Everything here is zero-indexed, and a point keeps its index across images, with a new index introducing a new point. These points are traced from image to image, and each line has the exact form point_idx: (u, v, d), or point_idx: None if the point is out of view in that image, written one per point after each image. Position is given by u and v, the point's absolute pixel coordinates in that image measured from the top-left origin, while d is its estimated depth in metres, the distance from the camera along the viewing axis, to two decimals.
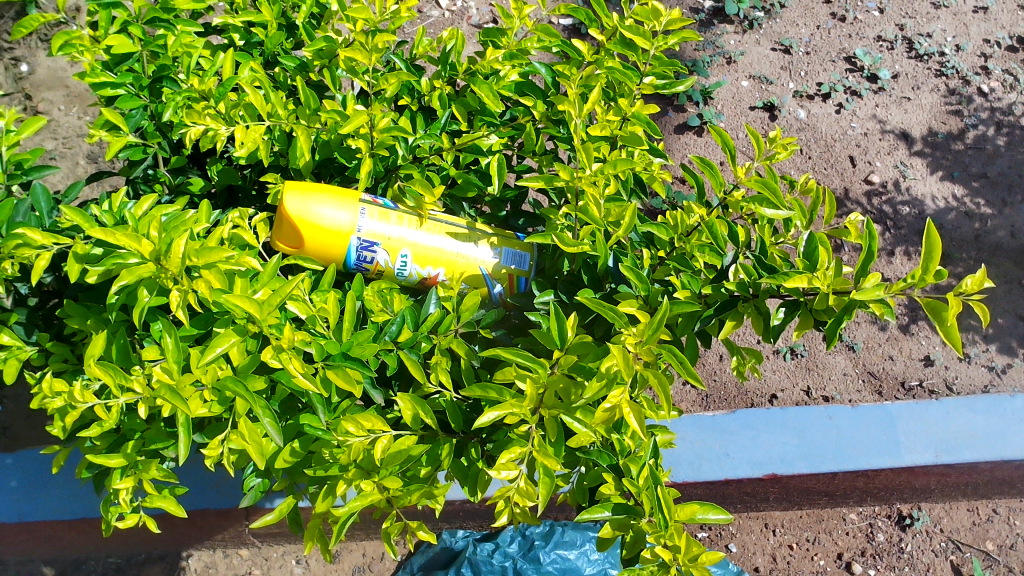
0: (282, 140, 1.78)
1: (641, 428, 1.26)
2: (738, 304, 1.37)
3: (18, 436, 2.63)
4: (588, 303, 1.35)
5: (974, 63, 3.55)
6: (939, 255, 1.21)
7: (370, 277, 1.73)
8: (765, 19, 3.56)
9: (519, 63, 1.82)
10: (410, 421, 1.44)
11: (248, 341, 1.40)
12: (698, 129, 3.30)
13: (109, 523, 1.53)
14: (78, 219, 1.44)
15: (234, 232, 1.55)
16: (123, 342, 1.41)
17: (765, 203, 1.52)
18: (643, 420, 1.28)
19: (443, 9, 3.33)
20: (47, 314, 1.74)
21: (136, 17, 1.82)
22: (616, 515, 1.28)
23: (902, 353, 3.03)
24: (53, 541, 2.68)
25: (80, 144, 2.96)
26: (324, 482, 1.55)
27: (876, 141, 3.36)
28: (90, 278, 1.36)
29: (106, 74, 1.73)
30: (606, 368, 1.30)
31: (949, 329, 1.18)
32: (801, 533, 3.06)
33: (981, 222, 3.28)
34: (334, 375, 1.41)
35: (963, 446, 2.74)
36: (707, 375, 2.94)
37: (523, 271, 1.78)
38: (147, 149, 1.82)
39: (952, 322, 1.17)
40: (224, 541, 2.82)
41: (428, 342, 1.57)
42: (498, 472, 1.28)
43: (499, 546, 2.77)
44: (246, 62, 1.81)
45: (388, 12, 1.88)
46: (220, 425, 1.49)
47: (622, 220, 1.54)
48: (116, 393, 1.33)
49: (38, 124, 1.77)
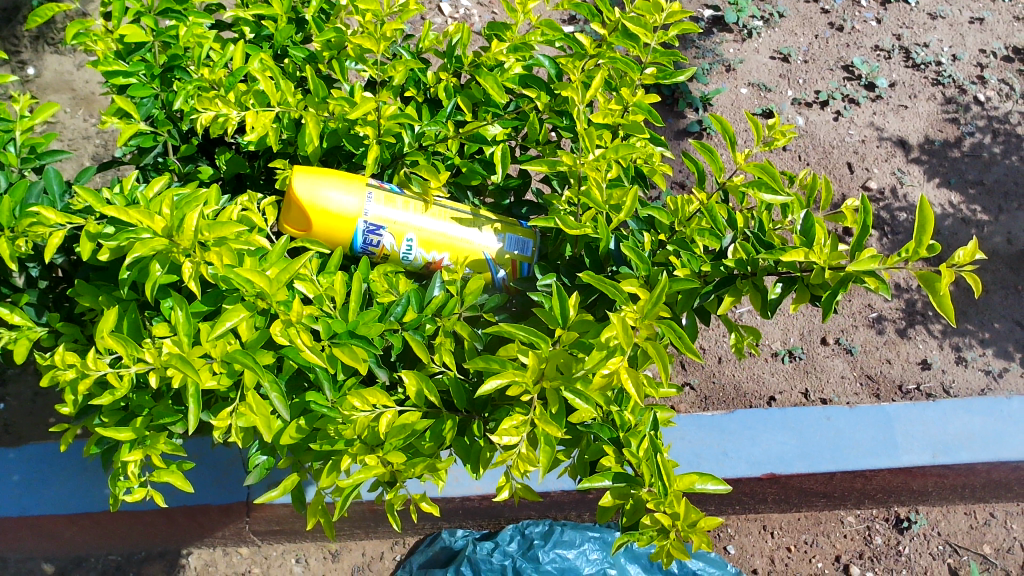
0: (291, 129, 1.81)
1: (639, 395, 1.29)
2: (737, 281, 1.42)
3: (20, 432, 2.65)
4: (590, 280, 1.39)
5: (970, 72, 3.60)
6: (931, 230, 1.24)
7: (376, 261, 1.76)
8: (764, 28, 3.61)
9: (522, 56, 1.87)
10: (414, 397, 1.47)
11: (257, 318, 1.45)
12: (698, 134, 3.34)
13: (117, 498, 1.55)
14: (91, 198, 1.48)
15: (243, 214, 1.59)
16: (135, 316, 1.44)
17: (763, 187, 1.56)
18: (640, 390, 1.31)
19: (446, 16, 3.37)
20: (58, 296, 1.77)
21: (149, 9, 1.86)
22: (616, 483, 1.31)
23: (900, 357, 3.06)
24: (53, 537, 2.68)
25: (85, 145, 2.98)
26: (329, 458, 1.57)
27: (873, 148, 3.40)
28: (102, 255, 1.41)
29: (119, 63, 1.77)
30: (606, 341, 1.33)
31: (941, 298, 1.21)
32: (799, 536, 3.07)
33: (978, 228, 3.31)
34: (340, 352, 1.44)
35: (960, 446, 2.76)
36: (706, 377, 2.96)
37: (526, 257, 1.82)
38: (156, 137, 1.86)
39: (945, 292, 1.20)
40: (224, 538, 2.83)
41: (433, 323, 1.60)
42: (501, 438, 1.32)
43: (499, 545, 2.79)
44: (256, 54, 1.85)
45: (396, 6, 1.92)
46: (228, 402, 1.52)
47: (623, 204, 1.58)
48: (128, 362, 1.37)
49: (50, 110, 1.81)
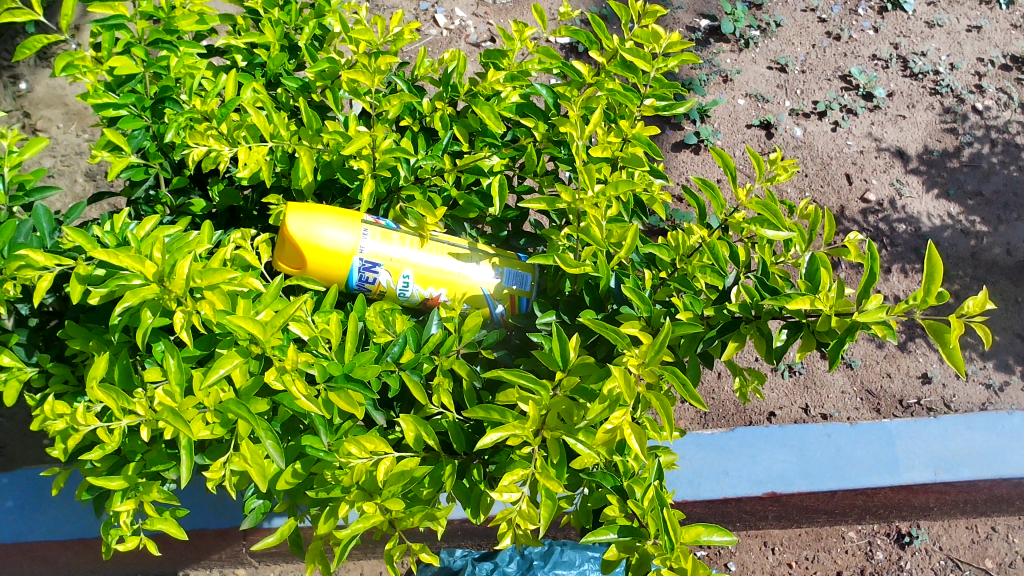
0: (285, 161, 1.78)
1: (643, 450, 1.29)
2: (741, 325, 1.43)
3: (13, 454, 2.57)
4: (591, 324, 1.36)
5: (968, 81, 3.58)
6: (939, 280, 1.27)
7: (372, 297, 1.74)
8: (761, 38, 3.58)
9: (520, 84, 1.83)
10: (413, 442, 1.44)
11: (251, 362, 1.41)
12: (696, 147, 3.31)
13: (110, 545, 1.53)
14: (81, 239, 1.43)
15: (237, 253, 1.56)
16: (126, 363, 1.41)
17: (765, 223, 1.53)
18: (645, 442, 1.32)
19: (440, 28, 3.34)
20: (48, 334, 1.74)
21: (139, 38, 1.80)
22: (620, 537, 1.33)
23: (900, 371, 3.02)
24: (46, 562, 2.64)
25: (78, 162, 2.92)
26: (326, 503, 1.54)
27: (872, 159, 3.38)
28: (93, 300, 1.36)
29: (109, 95, 1.73)
30: (608, 391, 1.33)
31: (953, 350, 1.25)
32: (800, 551, 3.04)
33: (977, 239, 3.29)
34: (337, 398, 1.40)
35: (961, 463, 2.74)
36: (706, 394, 2.92)
37: (524, 291, 1.80)
38: (149, 169, 1.81)
39: (956, 345, 1.24)
40: (221, 561, 2.78)
41: (431, 362, 1.56)
42: (502, 495, 1.31)
43: (498, 566, 2.62)
44: (248, 83, 1.81)
45: (391, 34, 1.90)
46: (222, 447, 1.49)
47: (624, 241, 1.56)
48: (118, 415, 1.34)
49: (41, 145, 1.77)
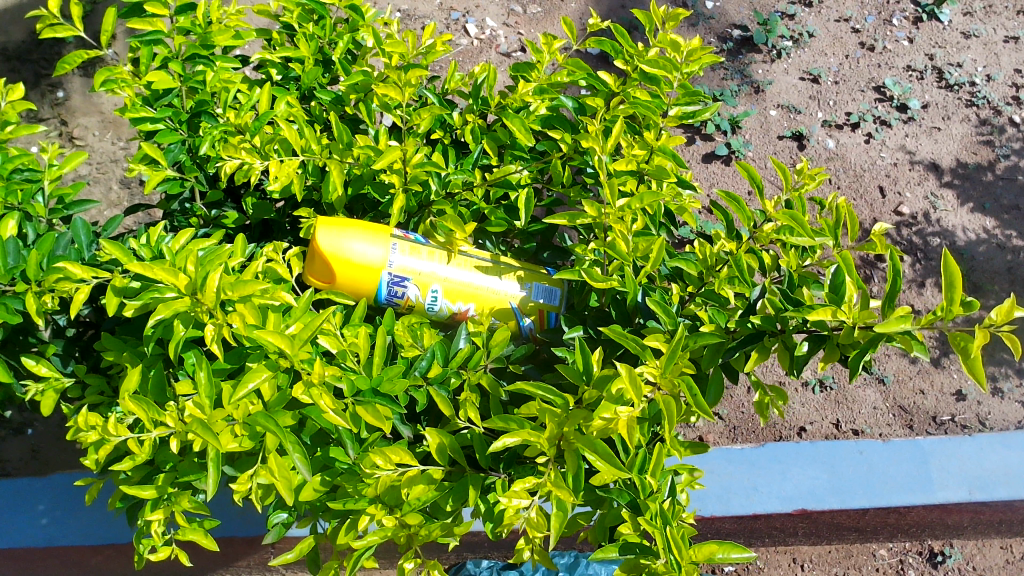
0: (316, 174, 1.79)
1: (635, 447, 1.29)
2: (765, 338, 1.42)
3: (47, 459, 2.62)
4: (611, 334, 1.38)
5: (1006, 93, 3.51)
6: (960, 288, 1.25)
7: (402, 311, 1.76)
8: (793, 48, 3.54)
9: (548, 96, 1.85)
10: (436, 454, 1.44)
11: (280, 376, 1.42)
12: (726, 157, 3.29)
13: (141, 555, 1.55)
14: (116, 252, 1.44)
15: (268, 265, 1.58)
16: (160, 375, 1.44)
17: (793, 231, 1.51)
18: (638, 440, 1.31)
19: (471, 37, 3.35)
20: (85, 345, 1.79)
21: (177, 54, 1.82)
22: (624, 555, 1.36)
23: (934, 387, 2.96)
24: (77, 566, 2.65)
25: (114, 169, 2.96)
26: (348, 517, 1.56)
27: (905, 171, 3.33)
28: (127, 312, 1.38)
29: (146, 110, 1.76)
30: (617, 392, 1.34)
31: (973, 360, 1.23)
32: (829, 569, 3.00)
33: (1014, 254, 3.23)
34: (364, 412, 1.39)
35: (997, 483, 2.68)
36: (733, 408, 2.87)
37: (553, 306, 1.81)
38: (184, 182, 1.83)
39: (977, 354, 1.22)
40: (249, 566, 2.79)
41: (458, 377, 1.55)
42: (511, 499, 1.32)
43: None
44: (281, 97, 1.84)
45: (423, 48, 1.91)
46: (251, 459, 1.50)
47: (650, 254, 1.53)
48: (149, 427, 1.36)
49: (79, 159, 1.81)
